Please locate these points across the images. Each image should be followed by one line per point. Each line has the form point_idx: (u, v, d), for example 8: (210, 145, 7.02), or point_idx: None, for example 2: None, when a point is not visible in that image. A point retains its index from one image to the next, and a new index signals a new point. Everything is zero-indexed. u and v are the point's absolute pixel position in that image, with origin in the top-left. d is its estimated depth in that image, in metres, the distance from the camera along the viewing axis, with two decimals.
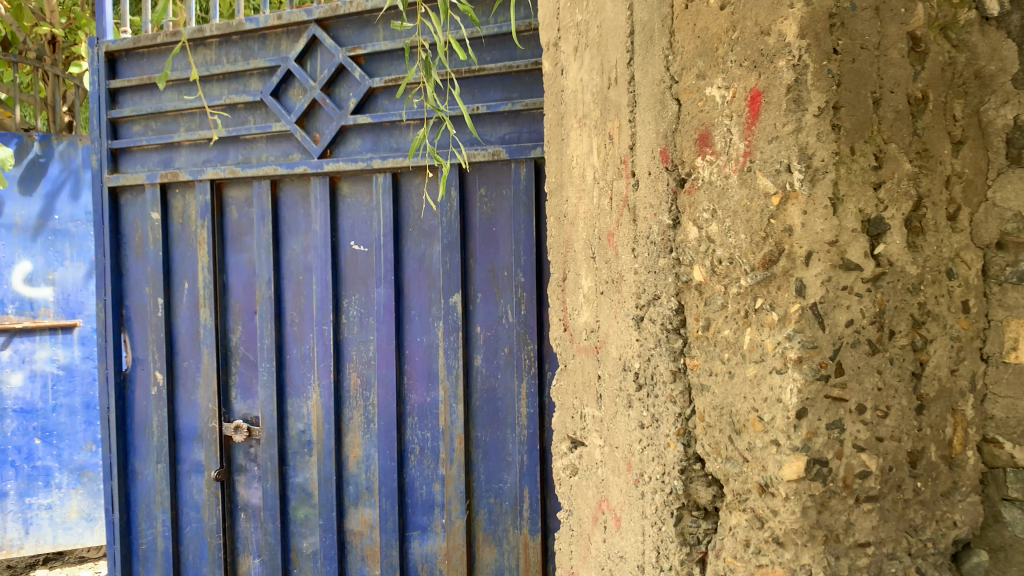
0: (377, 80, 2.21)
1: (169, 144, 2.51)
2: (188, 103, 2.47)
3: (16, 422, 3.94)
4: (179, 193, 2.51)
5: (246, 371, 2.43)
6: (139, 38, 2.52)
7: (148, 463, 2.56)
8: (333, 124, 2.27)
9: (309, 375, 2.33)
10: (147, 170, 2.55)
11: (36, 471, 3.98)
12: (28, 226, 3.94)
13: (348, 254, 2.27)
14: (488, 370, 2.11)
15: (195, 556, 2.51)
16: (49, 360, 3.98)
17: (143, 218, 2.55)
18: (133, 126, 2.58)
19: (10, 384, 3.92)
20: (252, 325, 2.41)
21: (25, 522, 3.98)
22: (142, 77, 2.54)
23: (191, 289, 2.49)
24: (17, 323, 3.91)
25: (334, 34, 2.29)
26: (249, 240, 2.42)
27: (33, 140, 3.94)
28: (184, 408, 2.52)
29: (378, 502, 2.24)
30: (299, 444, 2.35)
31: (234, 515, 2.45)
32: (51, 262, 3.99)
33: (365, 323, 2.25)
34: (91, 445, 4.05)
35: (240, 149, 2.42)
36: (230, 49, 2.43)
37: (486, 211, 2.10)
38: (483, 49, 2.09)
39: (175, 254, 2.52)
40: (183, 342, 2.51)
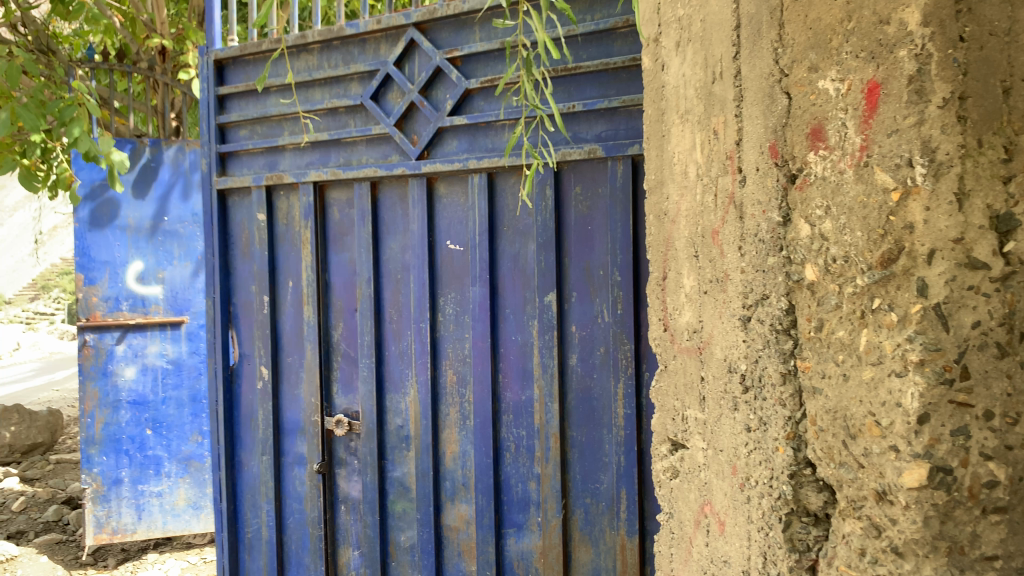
0: (473, 81, 2.23)
1: (274, 148, 2.61)
2: (292, 107, 2.55)
3: (130, 413, 4.16)
4: (284, 195, 2.60)
5: (347, 366, 2.49)
6: (245, 46, 2.62)
7: (254, 454, 2.67)
8: (431, 126, 2.30)
9: (407, 372, 2.37)
10: (254, 172, 2.65)
11: (148, 459, 4.20)
12: (141, 227, 4.17)
13: (444, 253, 2.30)
14: (584, 370, 2.09)
15: (298, 546, 2.60)
16: (159, 354, 4.18)
17: (249, 220, 2.66)
18: (240, 131, 2.69)
19: (124, 377, 4.15)
20: (353, 322, 2.48)
21: (138, 508, 4.20)
22: (248, 83, 2.64)
23: (295, 287, 2.57)
24: (131, 319, 4.13)
25: (431, 37, 2.32)
26: (350, 240, 2.48)
27: (145, 145, 4.16)
28: (288, 402, 2.60)
29: (474, 498, 2.26)
30: (396, 440, 2.39)
31: (335, 507, 2.53)
32: (161, 262, 4.19)
33: (461, 321, 2.28)
34: (198, 436, 4.24)
35: (341, 152, 2.49)
36: (331, 54, 2.50)
37: (581, 209, 2.08)
38: (577, 47, 2.09)
39: (280, 253, 2.61)
40: (288, 338, 2.60)
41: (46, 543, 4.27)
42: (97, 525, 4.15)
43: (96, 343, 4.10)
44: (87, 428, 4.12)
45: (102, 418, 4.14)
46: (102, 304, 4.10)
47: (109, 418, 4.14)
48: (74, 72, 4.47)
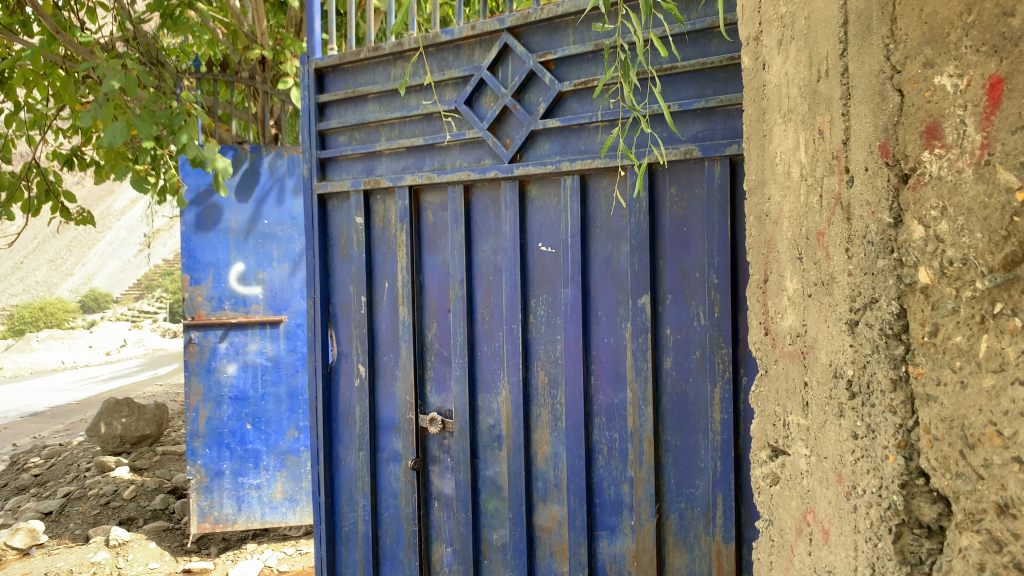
0: (566, 84, 2.23)
1: (371, 153, 2.68)
2: (389, 113, 2.62)
3: (231, 407, 4.35)
4: (381, 199, 2.67)
5: (441, 365, 2.54)
6: (344, 55, 2.70)
7: (351, 450, 2.75)
8: (524, 129, 2.32)
9: (499, 373, 2.40)
10: (352, 177, 2.73)
11: (247, 452, 4.37)
12: (242, 230, 4.35)
13: (536, 255, 2.31)
14: (679, 374, 2.07)
15: (392, 541, 2.66)
16: (259, 352, 4.36)
17: (348, 223, 2.74)
18: (339, 137, 2.78)
19: (226, 374, 4.33)
20: (446, 323, 2.52)
21: (238, 499, 4.37)
22: (346, 91, 2.72)
23: (390, 288, 2.64)
24: (233, 318, 4.31)
25: (525, 41, 2.34)
26: (444, 242, 2.53)
27: (246, 152, 4.36)
28: (383, 399, 2.67)
29: (566, 500, 2.27)
30: (489, 439, 2.42)
31: (429, 504, 2.58)
32: (261, 263, 4.36)
33: (553, 323, 2.29)
34: (294, 432, 4.41)
35: (436, 156, 2.54)
36: (427, 61, 2.55)
37: (677, 210, 2.07)
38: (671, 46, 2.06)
39: (377, 255, 2.68)
40: (383, 338, 2.66)
41: (154, 530, 4.50)
42: (200, 514, 4.33)
43: (201, 340, 4.29)
44: (192, 422, 4.31)
45: (206, 412, 4.32)
46: (207, 303, 4.29)
47: (212, 412, 4.33)
48: (182, 83, 4.73)
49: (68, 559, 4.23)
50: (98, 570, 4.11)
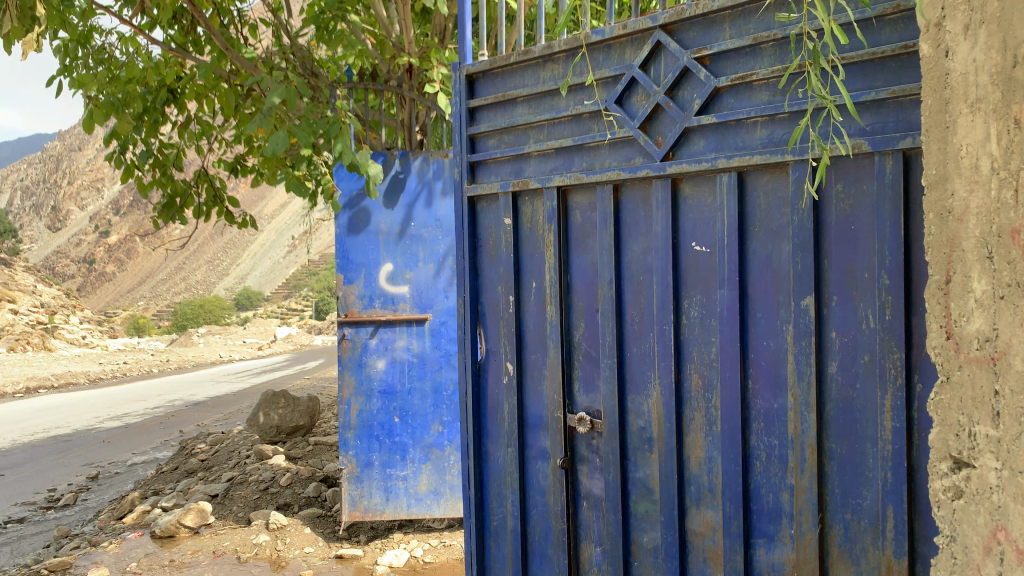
0: (723, 80, 2.17)
1: (520, 155, 2.71)
2: (538, 115, 2.64)
3: (380, 401, 4.53)
4: (529, 200, 2.70)
5: (589, 366, 2.54)
6: (494, 60, 2.75)
7: (500, 446, 2.80)
8: (677, 126, 2.28)
9: (649, 374, 2.37)
10: (501, 179, 2.78)
11: (395, 445, 4.55)
12: (391, 232, 4.52)
13: (689, 255, 2.27)
14: (845, 379, 1.98)
15: (541, 537, 2.69)
16: (405, 348, 4.52)
17: (497, 224, 2.79)
18: (489, 141, 2.84)
19: (375, 369, 4.51)
20: (594, 323, 2.52)
21: (387, 489, 4.55)
22: (496, 95, 2.78)
23: (538, 287, 2.67)
24: (382, 315, 4.50)
25: (679, 38, 2.30)
26: (592, 242, 2.53)
27: (396, 157, 4.53)
28: (532, 398, 2.70)
29: (721, 505, 2.22)
30: (639, 441, 2.40)
31: (577, 503, 2.59)
32: (408, 263, 4.52)
33: (706, 324, 2.24)
34: (438, 426, 4.55)
35: (584, 157, 2.54)
36: (576, 62, 2.55)
37: (843, 208, 1.98)
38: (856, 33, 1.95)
39: (525, 256, 2.71)
40: (532, 337, 2.69)
41: (309, 516, 4.76)
42: (351, 503, 4.53)
43: (353, 336, 4.50)
44: (345, 414, 4.52)
45: (357, 405, 4.52)
46: (358, 301, 4.50)
47: (363, 405, 4.52)
48: (336, 92, 5.02)
49: (233, 539, 4.55)
50: (260, 551, 4.39)
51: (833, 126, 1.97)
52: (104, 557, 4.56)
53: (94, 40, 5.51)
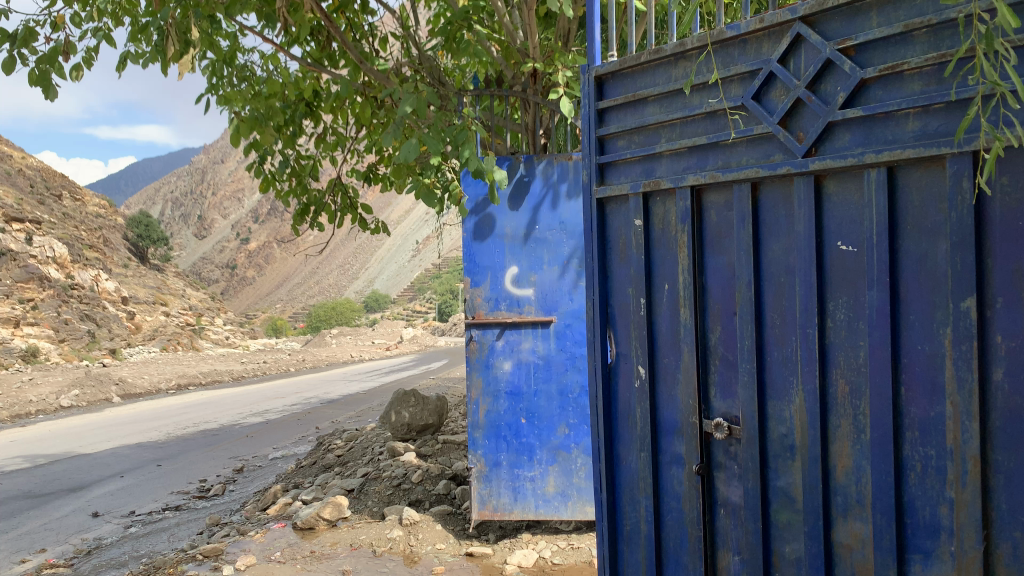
0: (870, 70, 2.07)
1: (651, 155, 2.67)
2: (670, 114, 2.60)
3: (507, 402, 4.58)
4: (661, 200, 2.66)
5: (726, 370, 2.47)
6: (624, 60, 2.73)
7: (632, 450, 2.77)
8: (820, 120, 2.18)
9: (792, 380, 2.28)
10: (631, 180, 2.75)
11: (522, 446, 4.58)
12: (517, 235, 4.57)
13: (834, 255, 2.18)
14: (1013, 388, 1.84)
15: (676, 544, 2.65)
16: (531, 350, 4.55)
17: (627, 225, 2.76)
18: (618, 142, 2.81)
19: (502, 370, 4.57)
20: (732, 326, 2.45)
21: (515, 490, 4.59)
22: (626, 96, 2.75)
23: (670, 289, 2.61)
24: (508, 317, 4.56)
25: (821, 29, 2.21)
26: (728, 243, 2.46)
27: (520, 161, 4.57)
28: (665, 402, 2.65)
29: (871, 518, 2.11)
30: (780, 448, 2.32)
31: (715, 510, 2.54)
32: (534, 266, 4.56)
33: (854, 328, 2.14)
34: (565, 429, 4.55)
35: (719, 155, 2.47)
36: (710, 59, 2.50)
37: (1009, 203, 1.84)
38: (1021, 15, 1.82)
39: (657, 257, 2.66)
40: (664, 340, 2.64)
41: (440, 513, 4.88)
42: (481, 502, 4.61)
43: (480, 338, 4.58)
44: (474, 414, 4.61)
45: (485, 406, 4.60)
46: (485, 304, 4.58)
47: (491, 406, 4.59)
48: (463, 100, 5.10)
49: (369, 534, 4.73)
50: (394, 545, 4.54)
51: (1003, 114, 1.85)
52: (252, 546, 4.83)
53: (239, 59, 5.86)
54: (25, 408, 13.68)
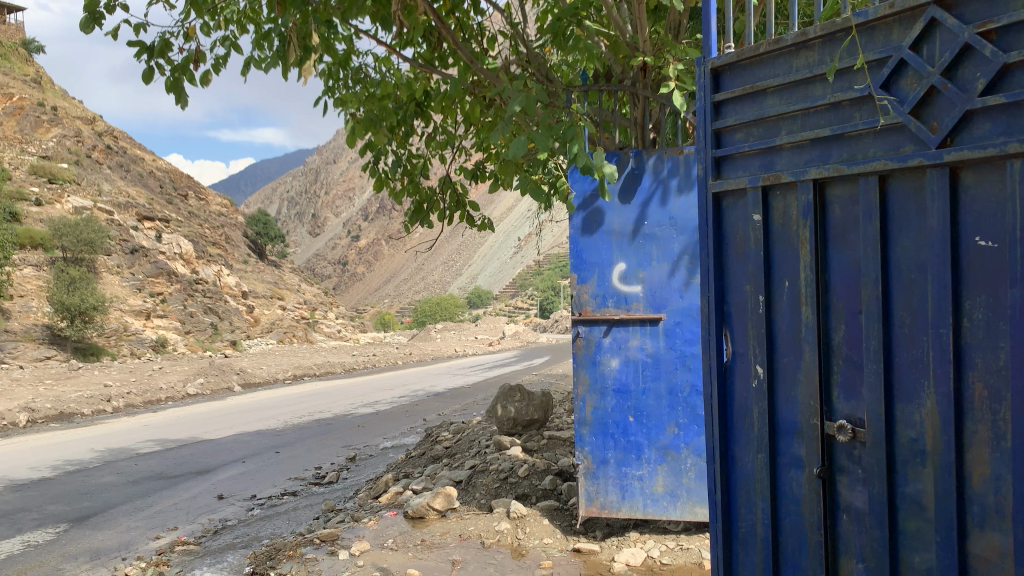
0: (1014, 54, 1.95)
1: (771, 148, 2.60)
2: (791, 105, 2.52)
3: (615, 400, 4.56)
4: (781, 194, 2.58)
5: (851, 371, 2.38)
6: (742, 51, 2.67)
7: (748, 451, 2.70)
8: (956, 109, 2.07)
9: (923, 382, 2.18)
10: (750, 174, 2.68)
11: (630, 444, 4.55)
12: (625, 231, 4.54)
13: (972, 251, 2.06)
14: None
15: (796, 549, 2.57)
16: (639, 348, 4.51)
17: (745, 220, 2.70)
18: (735, 135, 2.75)
19: (610, 367, 4.55)
20: (857, 325, 2.36)
21: (622, 488, 4.57)
22: (744, 87, 2.68)
23: (791, 287, 2.54)
24: (616, 314, 4.53)
25: (957, 12, 2.09)
26: (854, 238, 2.37)
27: (629, 156, 4.53)
28: (784, 403, 2.58)
29: (1011, 530, 1.99)
30: (909, 453, 2.22)
31: (837, 515, 2.45)
32: (642, 262, 4.52)
33: (993, 328, 2.02)
34: (675, 428, 4.48)
35: (844, 147, 2.38)
36: (835, 47, 2.41)
37: None
38: None
39: (776, 253, 2.59)
40: (784, 339, 2.57)
41: (546, 508, 4.92)
42: (588, 499, 4.61)
43: (587, 335, 4.58)
44: (581, 411, 4.61)
45: (592, 403, 4.59)
46: (592, 300, 4.57)
47: (598, 403, 4.58)
48: (572, 97, 5.10)
49: (478, 525, 4.81)
50: (502, 538, 4.60)
51: None
52: (366, 532, 5.00)
53: (354, 62, 6.05)
54: (156, 395, 14.61)
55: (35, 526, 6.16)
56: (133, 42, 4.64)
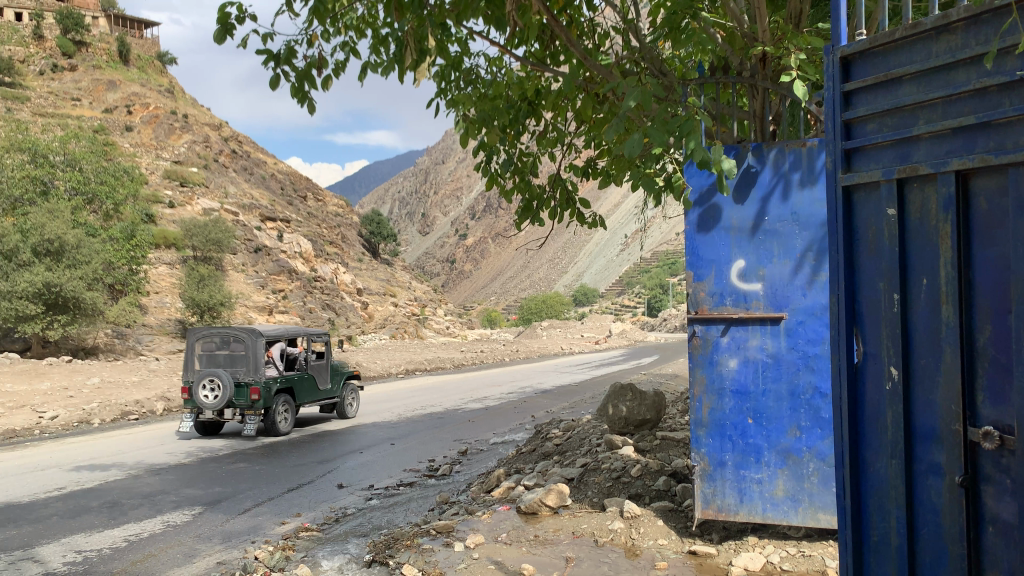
0: None
1: (907, 139, 2.47)
2: (930, 93, 2.39)
3: (733, 401, 4.44)
4: (919, 187, 2.44)
5: (998, 374, 2.23)
6: (876, 37, 2.54)
7: (881, 456, 2.57)
8: None
9: None
10: (883, 166, 2.54)
11: (749, 446, 4.42)
12: (744, 227, 4.42)
13: None
14: None
15: (935, 561, 2.43)
16: (759, 348, 4.38)
17: (878, 215, 2.56)
18: (867, 125, 2.61)
19: (727, 367, 4.44)
20: (1005, 325, 2.20)
21: (740, 491, 4.45)
22: (876, 76, 2.56)
23: (930, 285, 2.40)
24: (734, 313, 4.42)
25: None
26: (1001, 234, 2.22)
27: (748, 150, 4.40)
28: (922, 407, 2.44)
29: None
30: None
31: (982, 526, 2.30)
32: (762, 260, 4.39)
33: None
34: (796, 431, 4.33)
35: (991, 136, 2.23)
36: (980, 30, 2.26)
37: None
38: None
39: (913, 250, 2.45)
40: (922, 340, 2.43)
41: (661, 509, 4.86)
42: (704, 501, 4.51)
43: (704, 334, 4.48)
44: (697, 412, 4.51)
45: (709, 403, 4.48)
46: (709, 298, 4.47)
47: (715, 404, 4.47)
48: (687, 91, 4.98)
49: (591, 523, 4.81)
50: (615, 537, 4.58)
51: None
52: (480, 525, 5.09)
53: (467, 63, 6.14)
54: None
55: (174, 508, 6.59)
56: (261, 51, 4.87)
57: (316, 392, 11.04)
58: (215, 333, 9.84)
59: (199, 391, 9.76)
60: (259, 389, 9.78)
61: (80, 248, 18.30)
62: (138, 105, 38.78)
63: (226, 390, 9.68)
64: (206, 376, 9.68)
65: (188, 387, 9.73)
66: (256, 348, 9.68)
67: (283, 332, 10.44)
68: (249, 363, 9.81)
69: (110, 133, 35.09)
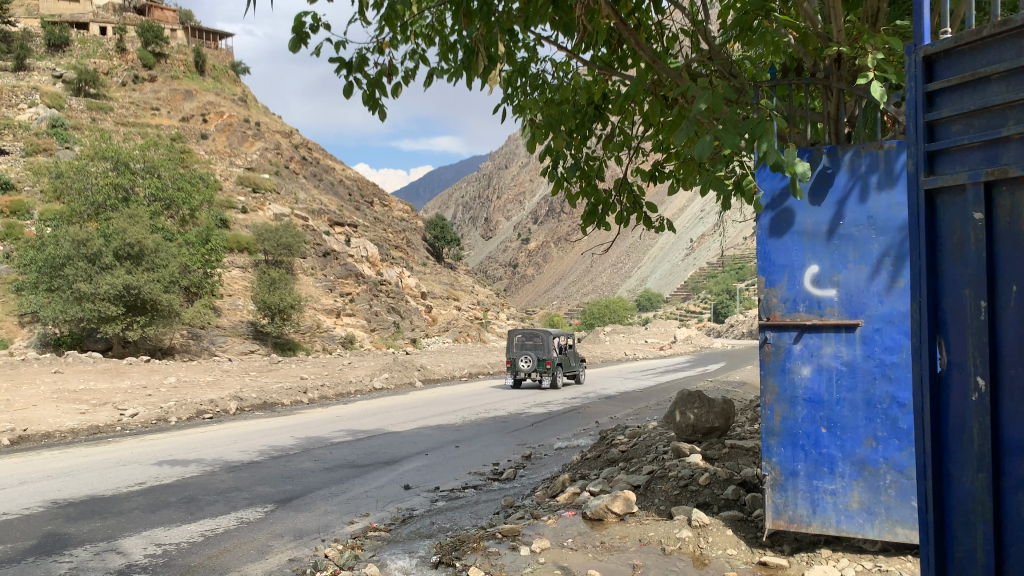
0: None
1: (996, 140, 2.35)
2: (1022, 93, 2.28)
3: (806, 410, 4.33)
4: (1009, 191, 2.31)
5: None
6: (962, 35, 2.44)
7: (967, 470, 2.40)
8: None
9: None
10: (969, 168, 2.41)
11: (822, 456, 4.31)
12: (819, 232, 4.32)
13: None
14: None
15: None
16: (833, 355, 4.27)
17: (964, 218, 2.41)
18: (952, 126, 2.49)
19: (800, 375, 4.34)
20: None
21: (813, 502, 4.34)
22: (963, 75, 2.44)
23: (1021, 292, 2.26)
24: (807, 320, 4.32)
25: None
26: None
27: (822, 153, 4.29)
28: (1012, 419, 2.29)
29: None
30: None
31: None
32: (837, 265, 4.27)
33: None
34: (872, 442, 4.19)
35: None
36: None
37: None
38: None
39: (1002, 255, 2.32)
40: (1012, 349, 2.29)
41: (730, 518, 4.77)
42: (776, 511, 4.43)
43: (776, 341, 4.40)
44: (768, 420, 4.42)
45: (781, 411, 4.39)
46: (781, 304, 4.40)
47: (787, 412, 4.37)
48: (759, 93, 4.88)
49: (658, 531, 4.76)
50: (683, 546, 4.52)
51: None
52: (546, 530, 5.09)
53: (533, 69, 6.16)
54: (346, 388, 15.65)
55: (247, 505, 6.78)
56: (333, 60, 4.99)
57: (570, 366, 17.12)
58: (525, 332, 16.00)
59: (518, 361, 16.00)
60: (550, 362, 15.85)
61: (158, 252, 19.00)
62: (213, 114, 40.14)
63: (535, 363, 15.82)
64: (523, 354, 15.82)
65: (514, 359, 15.88)
66: (550, 339, 15.82)
67: (558, 332, 16.66)
68: (545, 347, 16.10)
69: (187, 142, 36.43)
